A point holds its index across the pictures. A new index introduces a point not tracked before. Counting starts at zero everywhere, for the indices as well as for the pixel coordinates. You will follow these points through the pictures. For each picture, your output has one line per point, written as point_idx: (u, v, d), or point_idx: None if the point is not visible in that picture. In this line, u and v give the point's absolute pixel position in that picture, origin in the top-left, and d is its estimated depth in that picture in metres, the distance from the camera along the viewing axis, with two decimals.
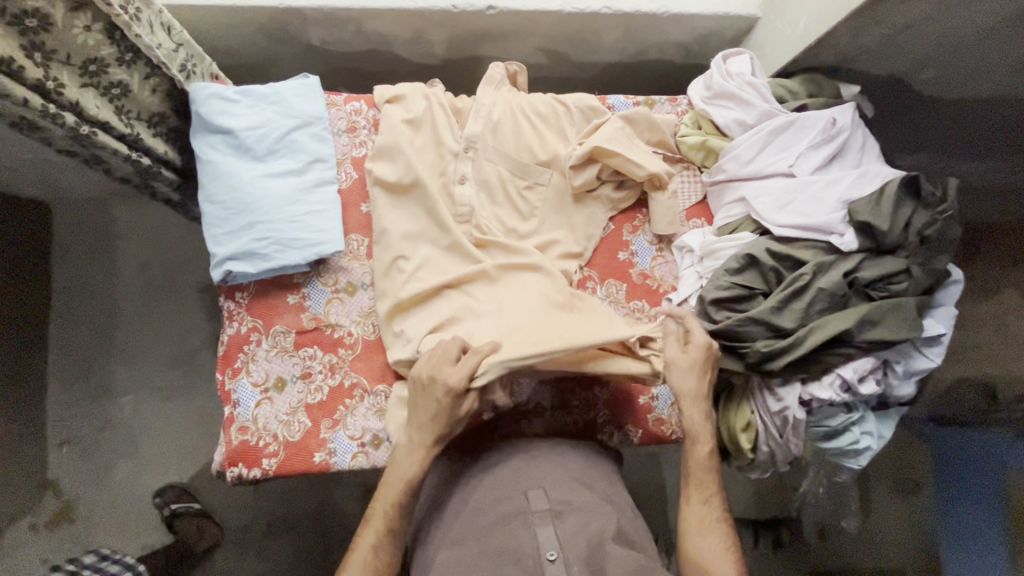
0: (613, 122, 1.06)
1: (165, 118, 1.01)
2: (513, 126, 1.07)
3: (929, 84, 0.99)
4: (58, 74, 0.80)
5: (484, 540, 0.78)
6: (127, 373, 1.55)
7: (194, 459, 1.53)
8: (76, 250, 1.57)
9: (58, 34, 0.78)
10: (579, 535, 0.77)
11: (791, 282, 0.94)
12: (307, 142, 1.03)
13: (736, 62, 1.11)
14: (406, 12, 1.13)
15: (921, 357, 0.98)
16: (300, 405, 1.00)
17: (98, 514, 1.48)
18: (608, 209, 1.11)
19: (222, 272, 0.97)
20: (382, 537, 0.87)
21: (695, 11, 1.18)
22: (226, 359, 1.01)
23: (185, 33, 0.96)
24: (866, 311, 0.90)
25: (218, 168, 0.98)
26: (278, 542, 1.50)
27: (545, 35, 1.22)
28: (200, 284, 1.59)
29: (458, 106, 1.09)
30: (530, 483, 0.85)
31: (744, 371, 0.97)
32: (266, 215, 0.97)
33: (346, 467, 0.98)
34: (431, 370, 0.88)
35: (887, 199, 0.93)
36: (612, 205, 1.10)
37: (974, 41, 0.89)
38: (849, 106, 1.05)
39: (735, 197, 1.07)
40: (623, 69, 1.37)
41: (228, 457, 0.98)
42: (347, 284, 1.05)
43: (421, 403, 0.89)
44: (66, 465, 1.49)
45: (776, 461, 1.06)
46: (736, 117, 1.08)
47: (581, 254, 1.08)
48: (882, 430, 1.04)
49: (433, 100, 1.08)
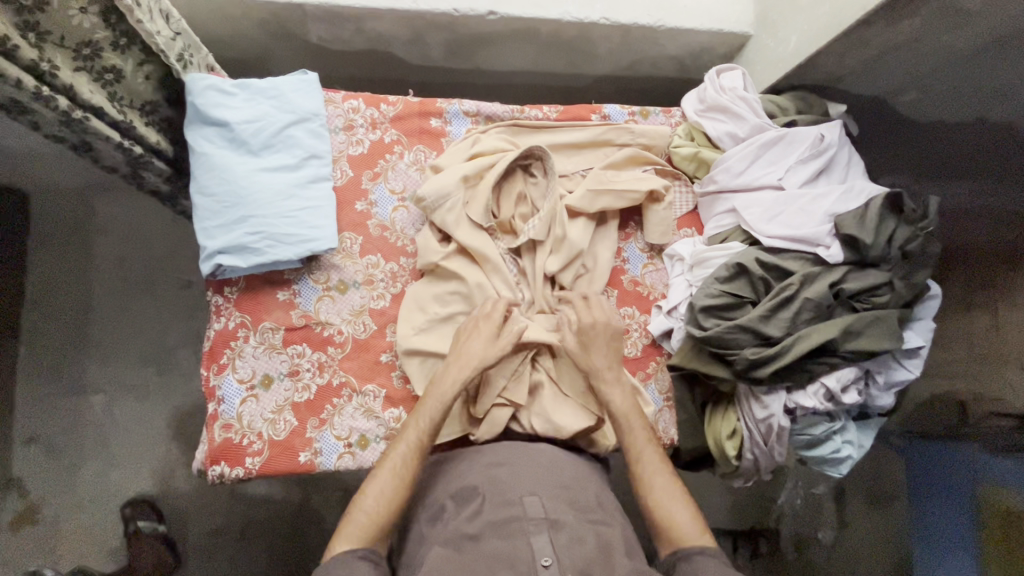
0: (594, 170, 1.10)
1: (157, 107, 1.00)
2: (555, 214, 1.05)
3: (909, 107, 1.03)
4: (52, 56, 0.78)
5: (475, 546, 0.75)
6: (102, 369, 1.51)
7: (168, 461, 1.49)
8: (53, 243, 1.52)
9: (54, 15, 0.77)
10: (574, 547, 0.74)
11: (779, 292, 0.96)
12: (304, 138, 1.02)
13: (729, 77, 1.14)
14: (406, 14, 1.13)
15: (902, 369, 1.01)
16: (286, 404, 0.98)
17: (64, 516, 1.43)
18: (610, 238, 1.11)
19: (211, 266, 0.95)
20: (412, 452, 0.88)
21: (689, 26, 1.21)
22: (212, 354, 0.99)
23: (183, 21, 0.95)
24: (851, 322, 0.93)
25: (211, 160, 0.97)
26: (253, 546, 1.46)
27: (544, 43, 1.24)
28: (182, 281, 1.56)
29: (473, 186, 1.04)
30: (525, 490, 0.81)
31: (731, 379, 0.99)
32: (258, 209, 0.96)
33: (331, 467, 0.97)
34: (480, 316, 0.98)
35: (871, 214, 0.96)
36: (608, 233, 1.11)
37: (949, 70, 0.94)
38: (837, 123, 1.08)
39: (726, 208, 1.09)
40: (619, 80, 1.39)
41: (210, 456, 0.96)
42: (338, 282, 1.03)
43: (476, 332, 0.96)
44: (33, 464, 1.44)
45: (759, 469, 1.08)
46: (728, 130, 1.11)
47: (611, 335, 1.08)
48: (862, 440, 1.06)
49: (452, 198, 1.02)
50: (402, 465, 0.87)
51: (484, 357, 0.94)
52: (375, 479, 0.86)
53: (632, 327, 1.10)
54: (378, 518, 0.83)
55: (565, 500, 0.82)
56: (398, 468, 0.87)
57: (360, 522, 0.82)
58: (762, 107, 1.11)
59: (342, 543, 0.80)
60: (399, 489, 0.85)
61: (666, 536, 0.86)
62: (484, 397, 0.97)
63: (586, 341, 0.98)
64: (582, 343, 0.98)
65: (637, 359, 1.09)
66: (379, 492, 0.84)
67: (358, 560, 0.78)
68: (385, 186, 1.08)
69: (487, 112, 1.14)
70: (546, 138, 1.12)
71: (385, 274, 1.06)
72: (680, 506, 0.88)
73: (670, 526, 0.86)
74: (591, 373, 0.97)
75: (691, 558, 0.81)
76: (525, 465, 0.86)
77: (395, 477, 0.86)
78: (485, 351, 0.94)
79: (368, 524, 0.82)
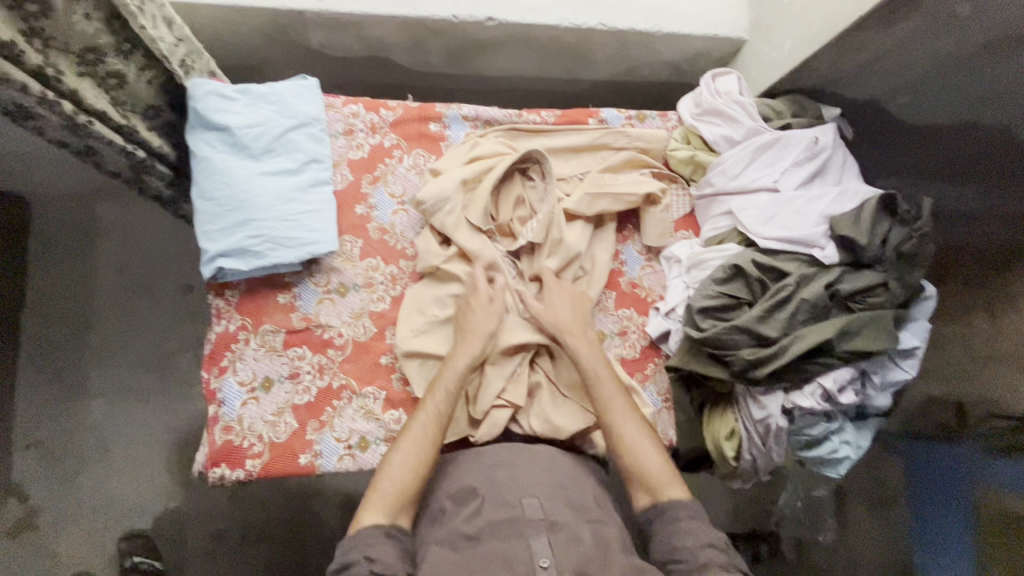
0: (592, 173, 1.12)
1: (159, 112, 1.01)
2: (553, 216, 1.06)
3: (902, 111, 1.04)
4: (57, 62, 0.79)
5: (474, 546, 0.76)
6: (102, 375, 1.51)
7: (167, 466, 1.48)
8: (54, 248, 1.53)
9: (60, 22, 0.78)
10: (572, 547, 0.75)
11: (775, 293, 0.97)
12: (304, 142, 1.03)
13: (724, 81, 1.16)
14: (406, 20, 1.15)
15: (898, 369, 1.02)
16: (287, 406, 0.99)
17: (64, 522, 1.43)
18: (607, 240, 1.12)
19: (213, 269, 0.96)
20: (432, 421, 0.91)
21: (685, 32, 1.23)
22: (212, 357, 1.00)
23: (185, 28, 0.96)
24: (847, 322, 0.94)
25: (213, 165, 0.98)
26: (253, 551, 1.46)
27: (542, 49, 1.26)
28: (182, 286, 1.56)
29: (473, 190, 1.05)
30: (524, 491, 0.82)
31: (728, 380, 0.99)
32: (260, 213, 0.97)
33: (332, 469, 0.98)
34: (471, 292, 1.00)
35: (866, 215, 0.97)
36: (606, 236, 1.12)
37: (941, 74, 0.95)
38: (831, 127, 1.09)
39: (722, 210, 1.11)
40: (617, 85, 1.41)
41: (211, 458, 0.96)
42: (339, 285, 1.04)
43: (475, 306, 0.99)
44: (32, 470, 1.44)
45: (758, 470, 1.08)
46: (724, 133, 1.12)
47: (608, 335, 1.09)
48: (860, 440, 1.07)
49: (453, 201, 1.02)
50: (424, 435, 0.90)
51: (489, 327, 0.97)
52: (395, 452, 0.89)
53: (630, 328, 1.10)
54: (403, 489, 0.86)
55: (564, 500, 0.82)
56: (429, 442, 0.90)
57: (386, 493, 0.85)
58: (758, 111, 1.12)
59: (369, 514, 0.83)
60: (422, 460, 0.88)
61: (646, 489, 0.90)
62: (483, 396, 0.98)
63: (554, 305, 1.01)
64: (549, 303, 1.01)
65: (634, 361, 1.09)
66: (404, 461, 0.87)
67: (384, 537, 0.81)
68: (385, 189, 1.09)
69: (486, 116, 1.15)
70: (544, 143, 1.13)
71: (384, 276, 1.06)
72: (651, 455, 0.91)
73: (649, 476, 0.90)
74: (555, 327, 0.99)
75: (673, 519, 0.86)
76: (526, 464, 0.87)
77: (418, 449, 0.88)
78: (488, 321, 0.98)
79: (394, 492, 0.85)
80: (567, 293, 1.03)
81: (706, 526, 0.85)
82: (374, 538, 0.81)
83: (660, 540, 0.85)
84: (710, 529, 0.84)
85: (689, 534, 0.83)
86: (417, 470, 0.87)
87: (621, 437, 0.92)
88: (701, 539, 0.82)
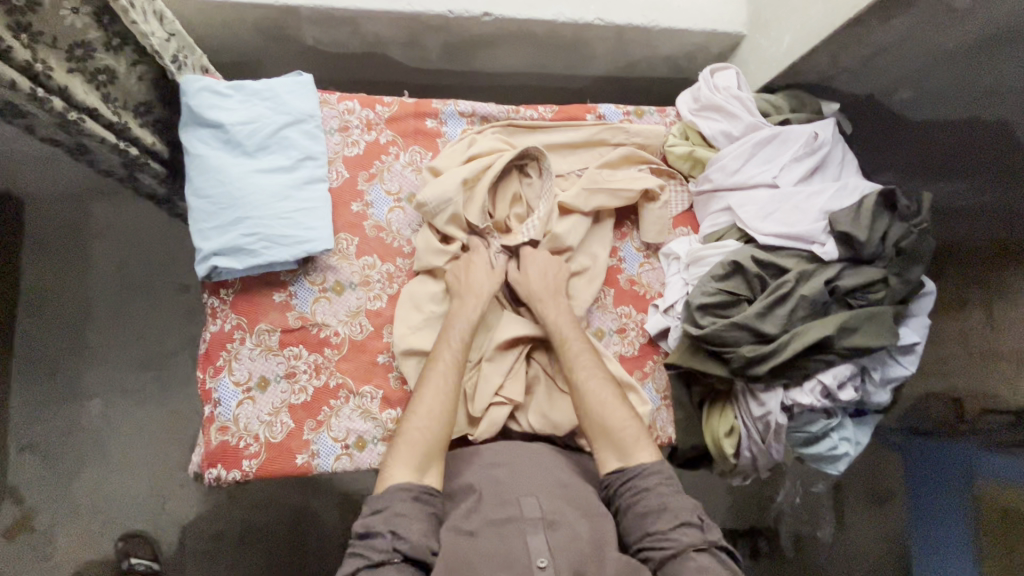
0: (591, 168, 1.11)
1: (152, 108, 1.00)
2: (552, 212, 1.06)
3: (902, 106, 1.04)
4: (45, 57, 0.78)
5: (474, 542, 0.75)
6: (97, 375, 1.50)
7: (164, 466, 1.47)
8: (47, 247, 1.52)
9: (46, 16, 0.76)
10: (569, 544, 0.74)
11: (775, 290, 0.97)
12: (299, 139, 1.02)
13: (723, 76, 1.15)
14: (401, 16, 1.14)
15: (897, 365, 1.01)
16: (283, 406, 0.98)
17: (59, 523, 1.42)
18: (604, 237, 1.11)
19: (207, 268, 0.95)
20: (449, 369, 0.92)
21: (683, 27, 1.22)
22: (208, 357, 0.99)
23: (177, 22, 0.95)
24: (847, 318, 0.93)
25: (207, 162, 0.97)
26: (251, 552, 1.45)
27: (539, 44, 1.25)
28: (177, 285, 1.55)
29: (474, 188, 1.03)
30: (523, 490, 0.81)
31: (726, 377, 0.99)
32: (254, 211, 0.96)
33: (329, 469, 0.97)
34: (466, 266, 1.02)
35: (865, 211, 0.97)
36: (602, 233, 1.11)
37: (941, 69, 0.94)
38: (830, 121, 1.09)
39: (721, 206, 1.10)
40: (615, 80, 1.40)
41: (207, 458, 0.95)
42: (335, 283, 1.03)
43: (471, 268, 1.01)
44: (27, 471, 1.43)
45: (757, 466, 1.08)
46: (722, 129, 1.11)
47: (605, 332, 1.08)
48: (859, 436, 1.07)
49: (456, 199, 1.01)
50: (441, 383, 0.90)
51: (490, 284, 1.00)
52: (419, 401, 0.88)
53: (629, 326, 1.10)
54: (432, 438, 0.85)
55: (563, 497, 0.82)
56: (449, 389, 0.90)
57: (415, 445, 0.83)
58: (756, 106, 1.11)
59: (398, 470, 0.81)
60: (446, 408, 0.88)
61: (617, 451, 0.88)
62: (483, 392, 0.96)
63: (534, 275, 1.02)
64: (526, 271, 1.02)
65: (632, 358, 1.08)
66: (431, 413, 0.87)
67: (414, 502, 0.78)
68: (381, 186, 1.08)
69: (482, 113, 1.14)
70: (542, 140, 1.12)
71: (381, 274, 1.05)
72: (618, 411, 0.90)
73: (614, 434, 0.89)
74: (531, 294, 1.00)
75: (644, 496, 0.83)
76: (526, 463, 0.86)
77: (442, 395, 0.89)
78: (487, 283, 1.00)
79: (421, 444, 0.84)
80: (544, 261, 1.04)
81: (677, 500, 0.82)
82: (403, 502, 0.78)
83: (632, 520, 0.82)
84: (681, 505, 0.82)
85: (662, 515, 0.81)
86: (443, 418, 0.87)
87: (591, 398, 0.91)
88: (674, 520, 0.80)
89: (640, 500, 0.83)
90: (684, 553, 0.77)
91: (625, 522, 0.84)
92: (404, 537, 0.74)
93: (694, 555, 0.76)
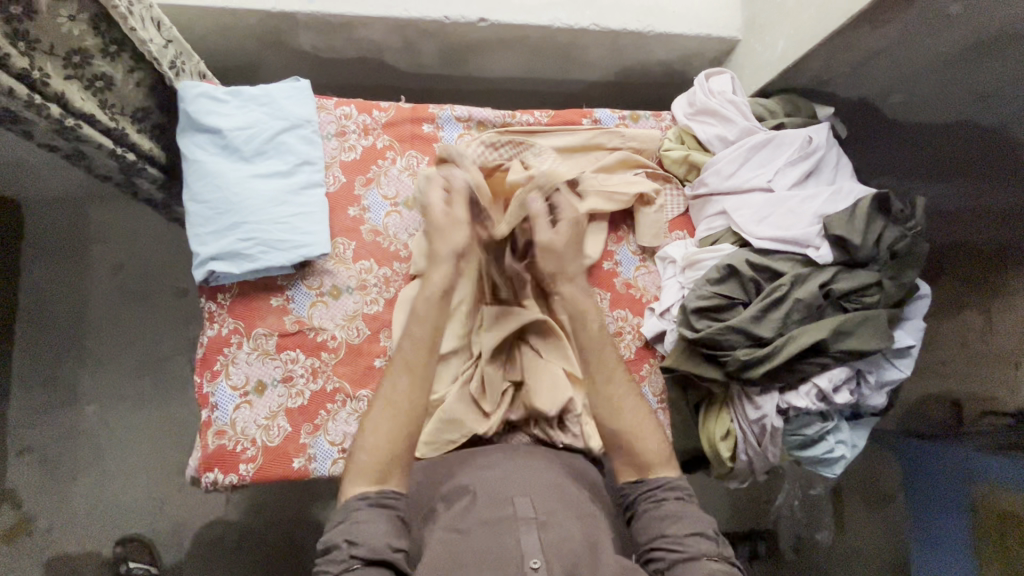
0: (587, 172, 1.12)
1: (150, 114, 1.00)
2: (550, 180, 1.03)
3: (896, 110, 1.05)
4: (43, 64, 0.78)
5: (467, 539, 0.74)
6: (95, 379, 1.50)
7: (162, 470, 1.48)
8: (46, 252, 1.52)
9: (44, 23, 0.77)
10: (564, 545, 0.72)
11: (769, 293, 0.97)
12: (296, 144, 1.03)
13: (718, 81, 1.16)
14: (398, 21, 1.14)
15: (892, 369, 1.01)
16: (280, 410, 0.98)
17: (58, 527, 1.42)
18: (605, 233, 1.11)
19: (204, 273, 0.96)
20: (402, 374, 0.87)
21: (678, 32, 1.22)
22: (205, 361, 0.99)
23: (174, 29, 0.96)
24: (841, 322, 0.94)
25: (204, 168, 0.97)
26: (249, 556, 1.45)
27: (536, 49, 1.25)
28: (176, 289, 1.55)
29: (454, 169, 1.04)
30: (519, 491, 0.80)
31: (722, 380, 0.99)
32: (251, 216, 0.97)
33: (326, 473, 0.97)
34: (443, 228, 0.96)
35: (860, 214, 0.97)
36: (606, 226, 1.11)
37: (933, 75, 0.95)
38: (825, 125, 1.09)
39: (716, 210, 1.10)
40: (612, 85, 1.40)
41: (204, 462, 0.96)
42: (332, 287, 1.04)
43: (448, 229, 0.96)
44: (26, 476, 1.43)
45: (754, 470, 1.07)
46: (717, 133, 1.12)
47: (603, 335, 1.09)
48: (856, 440, 1.07)
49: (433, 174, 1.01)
50: (396, 394, 0.86)
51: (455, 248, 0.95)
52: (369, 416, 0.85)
53: (625, 329, 1.10)
54: (382, 456, 0.81)
55: (558, 497, 0.81)
56: (398, 402, 0.85)
57: (364, 464, 0.81)
58: (751, 110, 1.12)
59: (354, 485, 0.80)
60: (402, 422, 0.84)
61: (637, 460, 0.87)
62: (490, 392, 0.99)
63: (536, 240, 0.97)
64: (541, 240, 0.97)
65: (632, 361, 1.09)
66: (378, 428, 0.83)
67: (372, 509, 0.78)
68: (378, 191, 1.09)
69: (479, 117, 1.15)
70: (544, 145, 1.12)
71: (378, 278, 1.06)
72: (647, 435, 0.88)
73: (635, 449, 0.87)
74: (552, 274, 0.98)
75: (662, 504, 0.83)
76: (520, 469, 0.85)
77: (393, 410, 0.84)
78: (440, 266, 0.94)
79: (372, 464, 0.81)
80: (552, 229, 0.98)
81: (696, 512, 0.82)
82: (360, 510, 0.77)
83: (647, 524, 0.82)
84: (697, 516, 0.81)
85: (678, 520, 0.80)
86: (393, 436, 0.83)
87: (620, 415, 0.89)
88: (687, 527, 0.79)
89: (658, 506, 0.83)
90: (698, 559, 0.76)
91: (638, 526, 0.83)
92: (359, 543, 0.73)
93: (705, 561, 0.75)
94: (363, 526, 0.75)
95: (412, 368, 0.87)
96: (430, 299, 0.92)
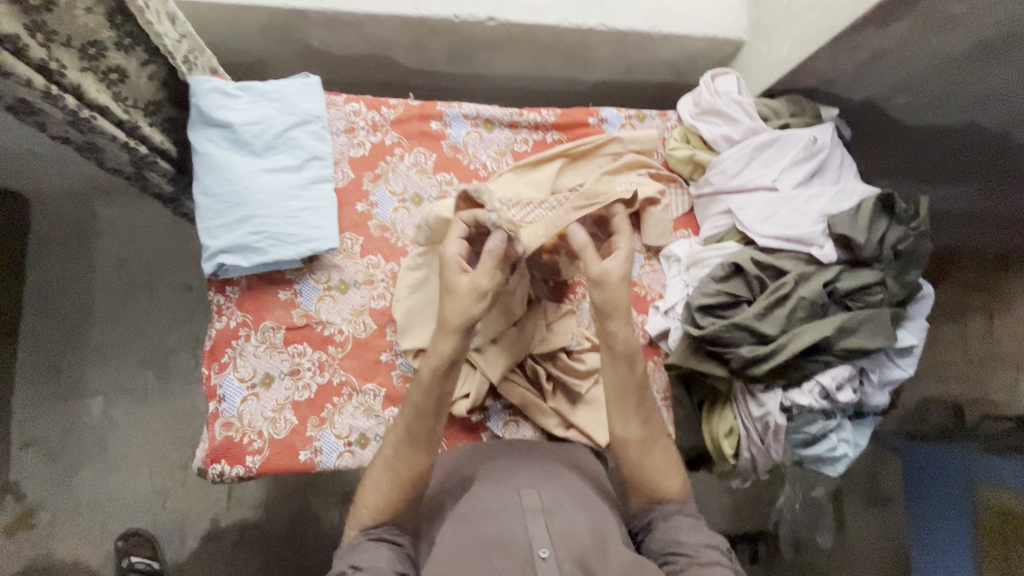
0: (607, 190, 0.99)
1: (161, 108, 1.01)
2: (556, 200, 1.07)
3: (901, 110, 1.05)
4: (60, 56, 0.80)
5: (474, 528, 0.74)
6: (100, 373, 1.51)
7: (165, 464, 1.48)
8: (51, 246, 1.53)
9: (61, 15, 0.78)
10: (570, 536, 0.72)
11: (775, 290, 0.98)
12: (306, 140, 1.04)
13: (724, 81, 1.16)
14: (407, 19, 1.16)
15: (896, 368, 1.02)
16: (287, 403, 0.99)
17: (61, 520, 1.43)
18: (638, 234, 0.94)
19: (214, 265, 0.97)
20: (401, 444, 0.82)
21: (684, 32, 1.24)
22: (214, 353, 1.00)
23: (188, 24, 0.97)
24: (845, 321, 0.94)
25: (216, 161, 0.98)
26: (251, 551, 1.45)
27: (543, 49, 1.26)
28: (182, 284, 1.56)
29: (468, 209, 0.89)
30: (524, 483, 0.81)
31: (726, 377, 1.00)
32: (262, 209, 0.98)
33: (331, 466, 0.98)
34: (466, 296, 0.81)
35: (864, 215, 0.98)
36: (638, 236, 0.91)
37: (937, 76, 0.96)
38: (829, 126, 1.10)
39: (721, 209, 1.11)
40: (617, 85, 1.42)
41: (211, 454, 0.96)
42: (339, 282, 1.05)
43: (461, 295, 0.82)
44: (29, 468, 1.44)
45: (757, 468, 1.08)
46: (723, 133, 1.13)
47: None
48: (859, 438, 1.07)
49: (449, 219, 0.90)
50: (396, 454, 0.82)
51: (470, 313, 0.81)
52: (374, 465, 0.83)
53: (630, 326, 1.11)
54: (390, 502, 0.80)
55: (563, 490, 0.81)
56: (395, 456, 0.82)
57: (364, 510, 0.81)
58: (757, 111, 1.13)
59: (358, 519, 0.81)
60: (404, 482, 0.81)
61: (653, 465, 0.87)
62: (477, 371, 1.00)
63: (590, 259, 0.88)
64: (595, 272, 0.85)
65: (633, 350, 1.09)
66: (376, 486, 0.81)
67: (374, 542, 0.78)
68: (386, 187, 1.10)
69: (487, 115, 1.15)
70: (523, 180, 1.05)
71: (385, 274, 1.06)
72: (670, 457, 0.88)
73: (650, 469, 0.87)
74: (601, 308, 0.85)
75: (675, 518, 0.84)
76: (524, 466, 0.86)
77: (390, 469, 0.81)
78: (446, 335, 0.82)
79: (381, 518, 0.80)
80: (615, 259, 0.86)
81: (710, 529, 0.82)
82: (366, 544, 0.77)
83: (661, 534, 0.82)
84: (711, 532, 0.81)
85: (693, 531, 0.81)
86: (399, 492, 0.81)
87: (637, 442, 0.87)
88: (702, 537, 0.80)
89: (672, 521, 0.84)
90: (710, 563, 0.76)
91: (653, 538, 0.83)
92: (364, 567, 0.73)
93: (722, 567, 0.75)
94: (367, 554, 0.75)
95: (416, 441, 0.82)
96: (439, 378, 0.82)
